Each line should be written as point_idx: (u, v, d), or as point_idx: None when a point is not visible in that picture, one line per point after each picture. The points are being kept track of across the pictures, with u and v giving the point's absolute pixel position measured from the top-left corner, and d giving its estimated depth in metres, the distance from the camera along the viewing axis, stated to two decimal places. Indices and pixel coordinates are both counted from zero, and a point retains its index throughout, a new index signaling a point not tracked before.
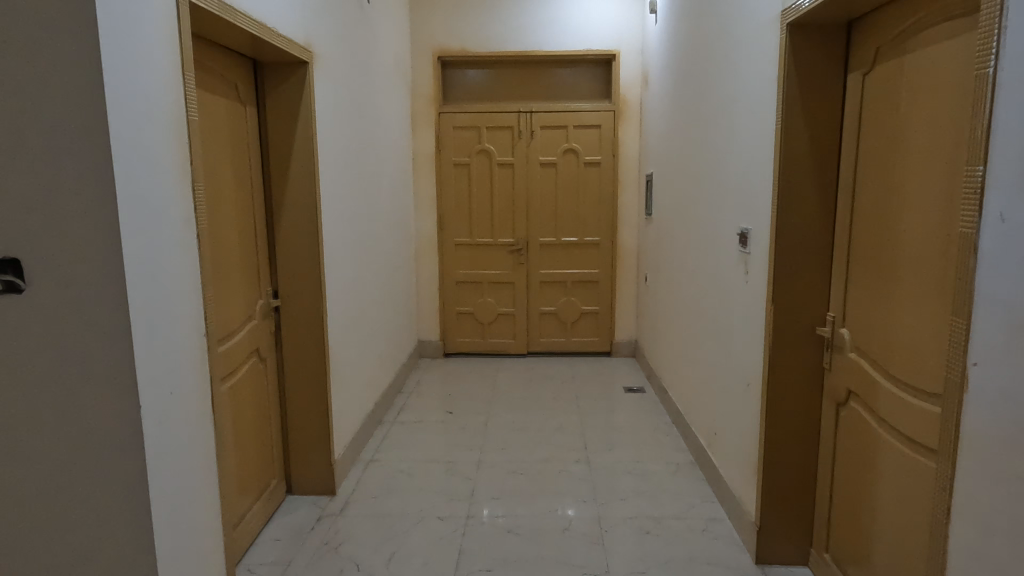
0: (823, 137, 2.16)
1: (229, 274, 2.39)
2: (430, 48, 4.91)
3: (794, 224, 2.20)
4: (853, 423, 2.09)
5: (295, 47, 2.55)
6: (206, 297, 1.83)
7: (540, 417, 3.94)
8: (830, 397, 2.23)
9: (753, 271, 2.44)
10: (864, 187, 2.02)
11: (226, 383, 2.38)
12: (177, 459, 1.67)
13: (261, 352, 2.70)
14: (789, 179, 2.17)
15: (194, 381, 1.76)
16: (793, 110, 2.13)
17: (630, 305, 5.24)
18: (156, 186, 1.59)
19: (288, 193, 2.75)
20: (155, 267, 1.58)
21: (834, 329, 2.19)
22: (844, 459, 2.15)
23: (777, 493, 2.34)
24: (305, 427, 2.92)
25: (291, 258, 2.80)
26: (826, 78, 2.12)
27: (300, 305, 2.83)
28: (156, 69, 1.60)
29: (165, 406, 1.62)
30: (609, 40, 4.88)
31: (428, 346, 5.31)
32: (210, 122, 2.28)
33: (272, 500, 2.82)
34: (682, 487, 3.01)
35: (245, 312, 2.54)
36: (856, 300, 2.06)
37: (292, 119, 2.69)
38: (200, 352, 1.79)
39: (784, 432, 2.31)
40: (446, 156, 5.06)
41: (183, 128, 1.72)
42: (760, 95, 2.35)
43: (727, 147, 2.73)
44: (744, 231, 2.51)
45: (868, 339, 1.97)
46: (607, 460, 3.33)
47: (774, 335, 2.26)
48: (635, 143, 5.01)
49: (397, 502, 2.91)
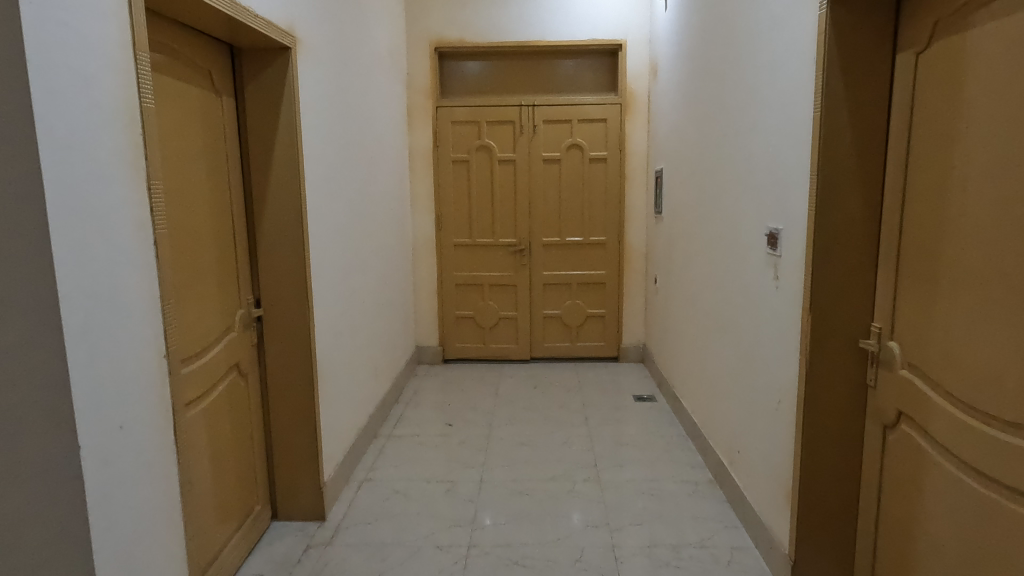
0: (869, 126, 1.91)
1: (204, 283, 2.14)
2: (427, 38, 4.67)
3: (835, 225, 1.96)
4: (906, 451, 1.87)
5: (277, 31, 2.31)
6: (167, 313, 1.59)
7: (546, 429, 3.69)
8: (875, 417, 1.99)
9: (785, 276, 2.20)
10: (917, 185, 1.79)
11: (200, 404, 2.14)
12: (125, 504, 1.42)
13: (241, 367, 2.46)
14: (831, 176, 1.93)
15: (152, 411, 1.52)
16: (835, 96, 1.89)
17: (638, 308, 4.99)
18: (103, 187, 1.36)
19: (270, 193, 2.50)
20: (99, 279, 1.34)
21: (881, 341, 1.95)
22: (895, 489, 1.92)
23: (814, 523, 2.10)
24: (291, 446, 2.68)
25: (274, 264, 2.55)
26: (874, 58, 1.87)
27: (284, 315, 2.59)
28: (96, 42, 1.35)
29: (113, 443, 1.38)
30: (615, 29, 4.62)
31: (426, 351, 5.08)
32: (178, 114, 2.04)
33: (256, 527, 2.58)
34: (702, 509, 2.77)
35: (223, 325, 2.30)
36: (909, 310, 1.83)
37: (274, 110, 2.45)
38: (159, 376, 1.55)
39: (822, 457, 2.07)
40: (444, 153, 4.82)
41: (136, 119, 1.48)
42: (794, 80, 2.11)
43: (753, 139, 2.48)
44: (775, 232, 2.28)
45: (929, 356, 1.75)
46: (619, 477, 3.08)
47: (811, 348, 2.02)
48: (643, 137, 4.76)
49: (394, 530, 2.67)
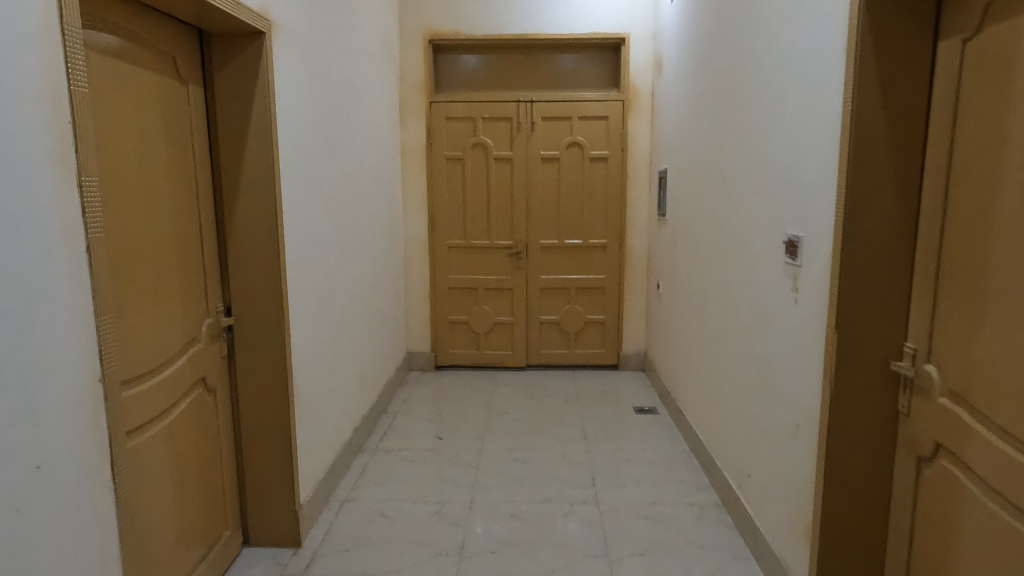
0: (906, 123, 1.70)
1: (161, 291, 1.93)
2: (421, 30, 4.46)
3: (865, 232, 1.75)
4: (943, 488, 1.66)
5: (249, 14, 2.10)
6: (104, 333, 1.37)
7: (542, 444, 3.48)
8: (909, 448, 1.78)
9: (806, 289, 2.00)
10: (961, 187, 1.58)
11: (157, 425, 1.93)
12: (43, 556, 1.22)
13: (209, 382, 2.25)
14: (862, 180, 1.73)
15: (82, 446, 1.31)
16: (869, 90, 1.69)
17: (639, 314, 4.79)
18: (17, 186, 1.15)
19: (241, 192, 2.29)
20: (7, 292, 1.13)
21: (916, 364, 1.74)
22: (930, 529, 1.71)
23: (836, 562, 1.90)
24: (265, 466, 2.47)
25: (245, 270, 2.34)
26: (914, 47, 1.67)
27: (257, 324, 2.37)
28: (10, 11, 1.13)
29: (28, 486, 1.18)
30: (618, 23, 4.41)
31: (418, 357, 4.87)
32: (134, 103, 1.83)
33: (225, 555, 2.37)
34: (709, 537, 2.57)
35: (186, 336, 2.09)
36: (950, 331, 1.62)
37: (246, 101, 2.24)
38: (93, 405, 1.34)
39: (847, 490, 1.86)
40: (438, 151, 4.61)
41: (64, 107, 1.26)
42: (821, 72, 1.90)
43: (771, 137, 2.28)
44: (795, 239, 2.07)
45: (973, 384, 1.54)
46: (619, 500, 2.88)
47: (837, 370, 1.81)
48: (646, 136, 4.55)
49: (375, 559, 2.46)
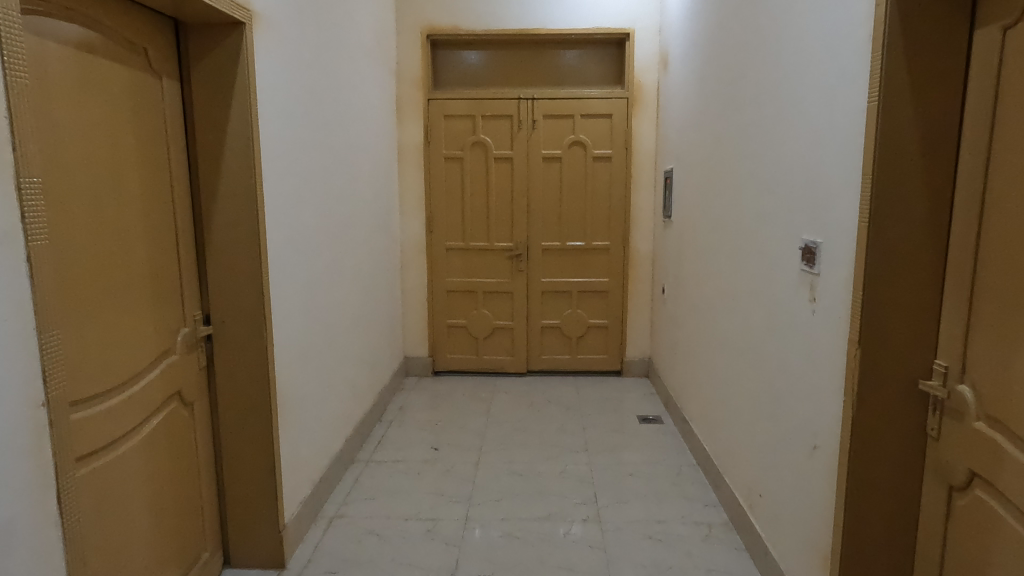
0: (937, 121, 1.55)
1: (126, 300, 1.79)
2: (419, 25, 4.32)
3: (891, 239, 1.60)
4: (975, 520, 1.51)
5: (227, 4, 1.96)
6: (48, 350, 1.23)
7: (541, 456, 3.34)
8: (939, 475, 1.63)
9: (825, 299, 1.86)
10: (1000, 191, 1.43)
11: (125, 445, 1.79)
12: None
13: (184, 395, 2.11)
14: (888, 183, 1.58)
15: (21, 477, 1.18)
16: (896, 84, 1.54)
17: (643, 318, 4.64)
18: None
19: (220, 193, 2.15)
20: None
21: (948, 385, 1.59)
22: (960, 565, 1.56)
23: None
24: (246, 483, 2.33)
25: (225, 276, 2.20)
26: (946, 38, 1.52)
27: (237, 334, 2.24)
28: None
29: None
30: (623, 18, 4.26)
31: (416, 363, 4.73)
32: (98, 98, 1.69)
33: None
34: (716, 559, 2.43)
35: (157, 348, 1.95)
36: (986, 350, 1.47)
37: (225, 97, 2.10)
38: (34, 433, 1.21)
39: (869, 519, 1.71)
40: (436, 150, 4.47)
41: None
42: (843, 67, 1.75)
43: (786, 136, 2.13)
44: (812, 246, 1.93)
45: (1011, 409, 1.39)
46: (622, 517, 2.73)
47: (860, 390, 1.66)
48: (651, 135, 4.41)
49: None
